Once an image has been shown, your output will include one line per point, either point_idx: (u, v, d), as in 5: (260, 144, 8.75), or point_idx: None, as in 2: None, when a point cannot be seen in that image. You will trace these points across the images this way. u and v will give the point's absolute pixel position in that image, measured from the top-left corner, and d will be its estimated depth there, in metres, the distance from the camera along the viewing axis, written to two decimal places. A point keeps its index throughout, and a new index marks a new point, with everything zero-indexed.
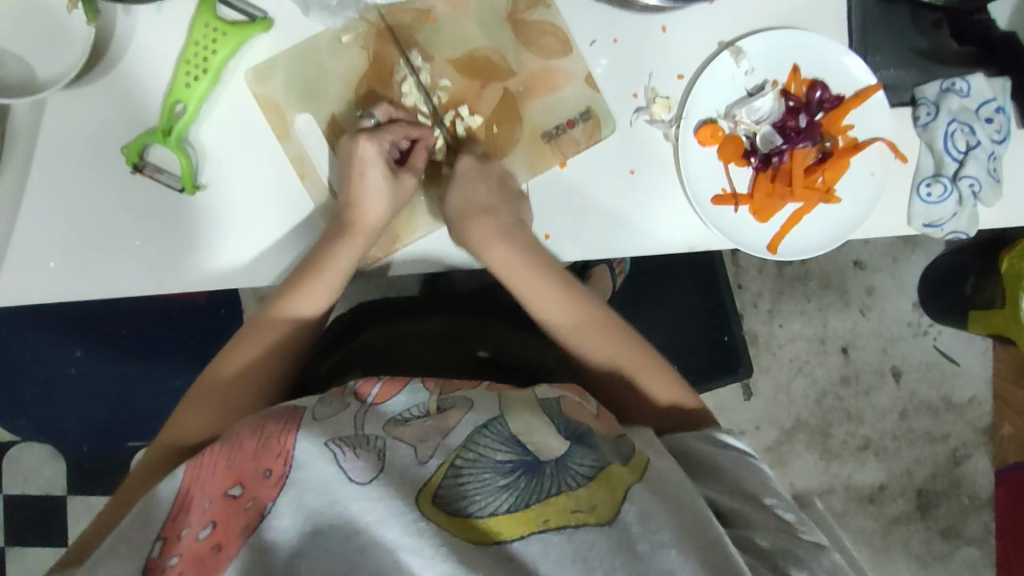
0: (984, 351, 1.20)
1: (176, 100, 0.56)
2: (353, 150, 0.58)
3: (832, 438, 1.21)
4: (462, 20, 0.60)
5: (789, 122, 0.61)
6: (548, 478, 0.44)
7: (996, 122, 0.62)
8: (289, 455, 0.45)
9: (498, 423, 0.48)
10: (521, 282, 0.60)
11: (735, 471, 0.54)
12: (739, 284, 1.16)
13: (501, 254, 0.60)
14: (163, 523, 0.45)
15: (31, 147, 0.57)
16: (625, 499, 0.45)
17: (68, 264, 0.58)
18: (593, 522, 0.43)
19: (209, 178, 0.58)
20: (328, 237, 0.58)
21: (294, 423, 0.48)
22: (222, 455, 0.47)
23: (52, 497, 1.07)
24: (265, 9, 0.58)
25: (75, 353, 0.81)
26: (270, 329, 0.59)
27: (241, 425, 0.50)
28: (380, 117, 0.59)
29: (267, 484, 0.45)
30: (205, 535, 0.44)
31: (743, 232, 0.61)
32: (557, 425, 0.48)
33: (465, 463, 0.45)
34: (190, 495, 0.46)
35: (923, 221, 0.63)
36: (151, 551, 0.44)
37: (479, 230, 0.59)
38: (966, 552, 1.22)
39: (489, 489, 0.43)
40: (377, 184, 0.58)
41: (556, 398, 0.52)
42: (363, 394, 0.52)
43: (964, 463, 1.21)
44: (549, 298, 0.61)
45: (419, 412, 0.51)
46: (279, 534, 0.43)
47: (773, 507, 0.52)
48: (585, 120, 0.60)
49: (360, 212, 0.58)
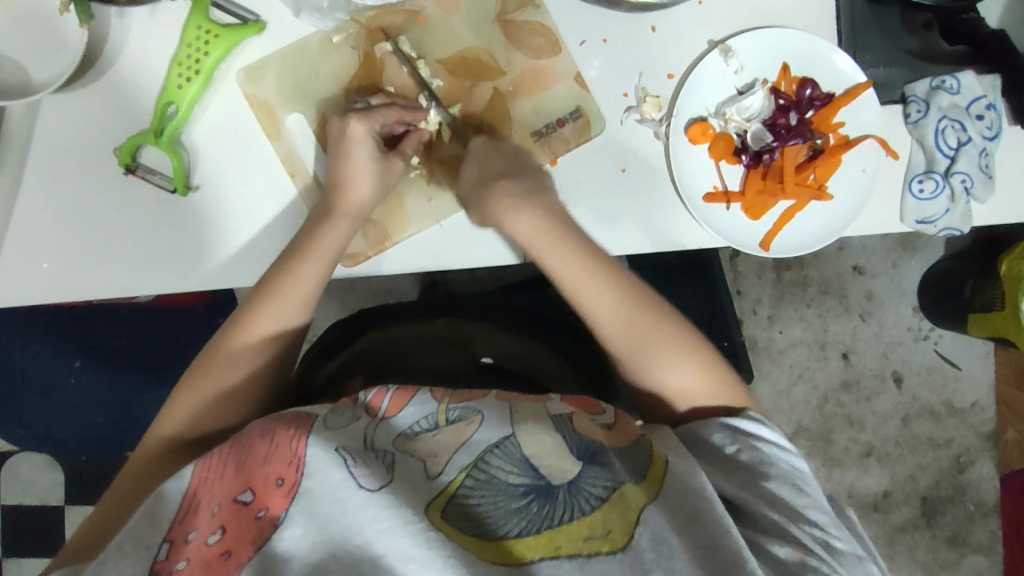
0: (986, 355, 1.19)
1: (168, 101, 0.56)
2: (343, 130, 0.58)
3: (834, 444, 1.20)
4: (451, 20, 0.60)
5: (778, 120, 0.61)
6: (562, 503, 0.44)
7: (987, 118, 0.62)
8: (300, 463, 0.45)
9: (511, 444, 0.47)
10: (563, 266, 0.58)
11: (776, 466, 0.52)
12: (738, 289, 1.16)
13: (528, 222, 0.58)
14: (170, 525, 0.43)
15: (25, 149, 0.58)
16: (637, 523, 0.44)
17: (62, 266, 0.59)
18: (606, 550, 0.42)
19: (201, 179, 0.58)
20: (311, 220, 0.58)
21: (306, 429, 0.47)
22: (229, 458, 0.46)
23: (48, 507, 1.06)
24: (256, 12, 0.58)
25: (74, 364, 0.80)
26: (229, 347, 0.55)
27: (252, 427, 0.48)
28: (374, 101, 0.60)
29: (278, 494, 0.44)
30: (215, 541, 0.43)
31: (734, 228, 0.61)
32: (569, 444, 0.47)
33: (479, 484, 0.44)
34: (198, 497, 0.44)
35: (916, 217, 0.63)
36: (156, 553, 0.42)
37: (502, 195, 0.57)
38: (973, 559, 1.20)
39: (503, 512, 0.43)
40: (364, 165, 0.58)
41: (568, 414, 0.51)
42: (373, 408, 0.51)
43: (968, 469, 1.20)
44: (607, 304, 0.58)
45: (429, 424, 0.49)
46: (291, 543, 0.42)
47: (806, 510, 0.50)
48: (575, 119, 0.61)
49: (349, 195, 0.58)
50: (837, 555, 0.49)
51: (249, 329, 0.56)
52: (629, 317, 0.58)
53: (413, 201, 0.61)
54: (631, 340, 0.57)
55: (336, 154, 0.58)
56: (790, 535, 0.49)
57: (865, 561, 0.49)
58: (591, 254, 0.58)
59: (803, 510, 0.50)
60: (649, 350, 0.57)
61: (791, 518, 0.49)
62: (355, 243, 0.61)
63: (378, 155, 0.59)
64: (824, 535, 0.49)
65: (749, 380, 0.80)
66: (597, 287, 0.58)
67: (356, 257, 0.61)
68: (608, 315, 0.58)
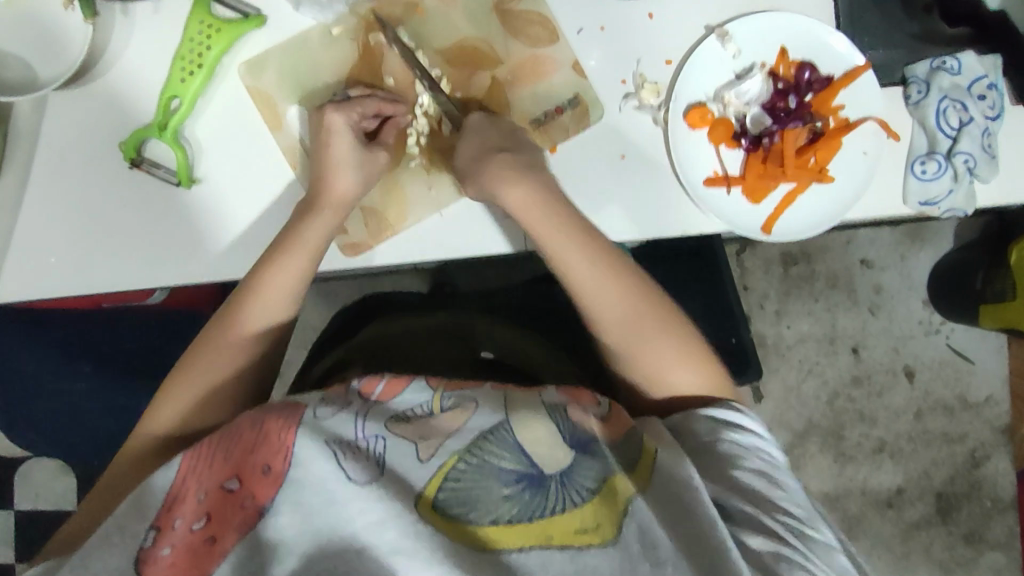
0: (999, 348, 1.18)
1: (172, 95, 0.57)
2: (320, 121, 0.58)
3: (845, 440, 1.18)
4: (450, 11, 0.61)
5: (778, 103, 0.62)
6: (553, 493, 0.44)
7: (989, 98, 0.62)
8: (288, 452, 0.43)
9: (504, 429, 0.46)
10: (561, 251, 0.56)
11: (749, 458, 0.51)
12: (744, 284, 1.16)
13: (520, 194, 0.56)
14: (157, 511, 0.43)
15: (33, 145, 0.59)
16: (626, 515, 0.44)
17: (68, 260, 0.59)
18: (597, 542, 0.42)
19: (203, 172, 0.59)
20: (297, 216, 0.58)
21: (295, 419, 0.45)
22: (217, 447, 0.45)
23: (62, 511, 1.07)
24: (258, 7, 0.59)
25: (83, 368, 0.73)
26: (222, 346, 0.55)
27: (241, 417, 0.47)
28: (352, 93, 0.60)
29: (266, 482, 0.43)
30: (200, 528, 0.43)
31: (735, 214, 0.61)
32: (560, 432, 0.47)
33: (470, 472, 0.44)
34: (186, 485, 0.44)
35: (919, 199, 0.62)
36: (143, 539, 0.42)
37: (492, 172, 0.57)
38: (990, 557, 1.18)
39: (493, 500, 0.43)
40: (345, 155, 0.58)
41: (563, 403, 0.50)
42: (366, 393, 0.49)
43: (984, 465, 1.18)
44: (591, 277, 0.56)
45: (424, 411, 0.48)
46: (279, 532, 0.42)
47: (781, 502, 0.50)
48: (573, 107, 0.61)
49: (329, 186, 0.58)
50: (808, 542, 0.48)
51: (234, 330, 0.56)
52: (608, 285, 0.56)
53: (414, 190, 0.61)
54: (622, 317, 0.56)
55: (319, 146, 0.58)
56: (767, 524, 0.48)
57: (838, 551, 0.49)
58: (597, 244, 0.57)
59: (777, 500, 0.50)
60: (640, 337, 0.56)
61: (763, 509, 0.49)
62: (355, 232, 0.61)
63: (360, 143, 0.58)
64: (797, 524, 0.49)
65: (757, 377, 0.78)
66: (602, 278, 0.56)
67: (357, 246, 0.61)
68: (614, 315, 0.56)
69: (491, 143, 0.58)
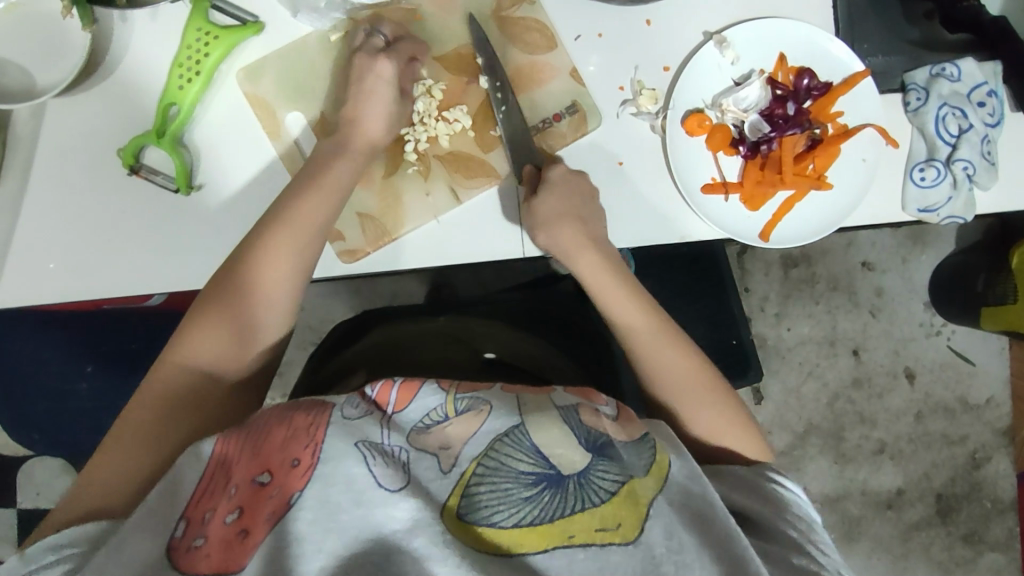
0: (1000, 349, 1.17)
1: (170, 102, 0.57)
2: (369, 65, 0.58)
3: (845, 442, 1.18)
4: (448, 18, 0.61)
5: (776, 110, 0.61)
6: (572, 494, 0.41)
7: (988, 105, 0.62)
8: (317, 446, 0.41)
9: (519, 433, 0.43)
10: (593, 277, 0.60)
11: (792, 503, 0.49)
12: (744, 287, 1.16)
13: (592, 259, 0.59)
14: (186, 504, 0.40)
15: (33, 151, 0.59)
16: (647, 516, 0.41)
17: (66, 266, 0.60)
18: (618, 541, 0.40)
19: (202, 179, 0.60)
20: (324, 156, 0.58)
21: (323, 416, 0.44)
22: (245, 439, 0.42)
23: None
24: (255, 14, 0.59)
25: (85, 369, 0.74)
26: (241, 306, 0.53)
27: (263, 413, 0.45)
28: (389, 35, 0.60)
29: (294, 473, 0.40)
30: (232, 520, 0.40)
31: (733, 220, 0.61)
32: (577, 436, 0.43)
33: (489, 473, 0.41)
34: (216, 479, 0.41)
35: (918, 206, 0.62)
36: (173, 530, 0.39)
37: (568, 238, 0.58)
38: (990, 558, 1.18)
39: (513, 500, 0.40)
40: (384, 103, 0.58)
41: (574, 406, 0.46)
42: (381, 404, 0.46)
43: (984, 466, 1.18)
44: (625, 303, 0.59)
45: (438, 418, 0.45)
46: (306, 528, 0.38)
47: (821, 541, 0.47)
48: (572, 114, 0.61)
49: (361, 131, 0.58)
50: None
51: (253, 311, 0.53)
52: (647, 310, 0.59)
53: (411, 197, 0.61)
54: (646, 329, 0.58)
55: (361, 91, 0.58)
56: (807, 549, 0.46)
57: None
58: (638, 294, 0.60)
59: (818, 541, 0.47)
60: (664, 356, 0.57)
61: (807, 538, 0.47)
62: (354, 238, 0.61)
63: (396, 99, 0.59)
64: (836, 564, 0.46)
65: (758, 380, 0.77)
66: (643, 315, 0.59)
67: (355, 253, 0.61)
68: (642, 323, 0.58)
69: (573, 205, 0.57)
